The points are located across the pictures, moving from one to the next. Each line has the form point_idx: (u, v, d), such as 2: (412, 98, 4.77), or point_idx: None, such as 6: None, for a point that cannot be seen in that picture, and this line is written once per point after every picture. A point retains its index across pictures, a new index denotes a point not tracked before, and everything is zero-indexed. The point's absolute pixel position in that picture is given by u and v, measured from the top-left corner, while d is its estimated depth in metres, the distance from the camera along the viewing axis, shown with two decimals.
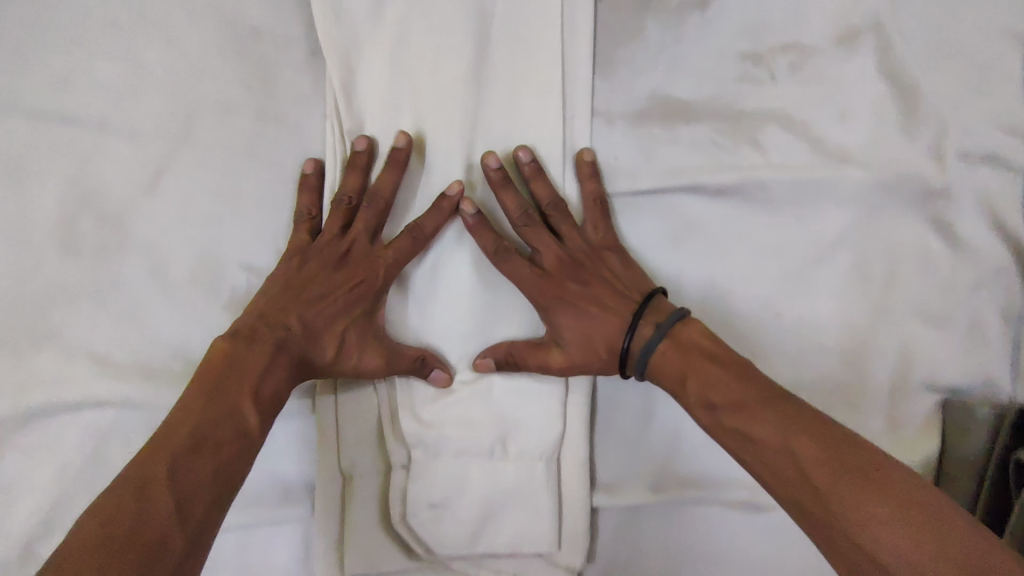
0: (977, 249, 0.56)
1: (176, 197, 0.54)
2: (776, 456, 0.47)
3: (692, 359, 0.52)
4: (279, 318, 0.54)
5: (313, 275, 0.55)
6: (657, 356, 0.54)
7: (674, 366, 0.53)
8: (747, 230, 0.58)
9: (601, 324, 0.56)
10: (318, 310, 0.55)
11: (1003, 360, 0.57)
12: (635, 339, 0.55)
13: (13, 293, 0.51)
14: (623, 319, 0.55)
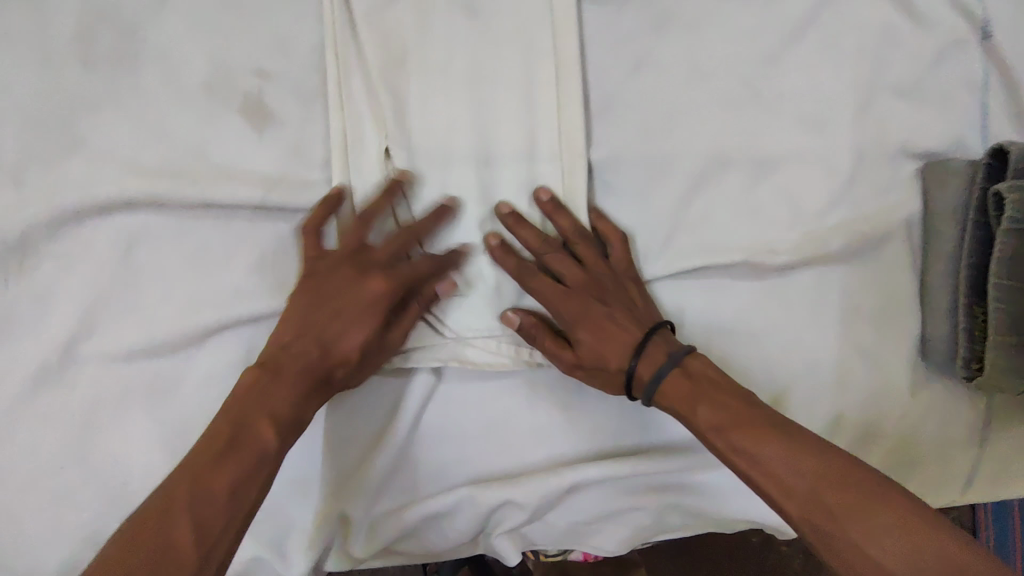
0: (933, 21, 0.64)
1: (183, 7, 0.56)
2: (785, 473, 0.47)
3: (686, 399, 0.52)
4: (304, 347, 0.52)
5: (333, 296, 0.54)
6: (664, 389, 0.53)
7: (674, 399, 0.52)
8: (725, 13, 0.61)
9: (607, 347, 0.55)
10: (342, 328, 0.53)
11: (968, 124, 0.65)
12: (642, 366, 0.54)
13: (44, 107, 0.55)
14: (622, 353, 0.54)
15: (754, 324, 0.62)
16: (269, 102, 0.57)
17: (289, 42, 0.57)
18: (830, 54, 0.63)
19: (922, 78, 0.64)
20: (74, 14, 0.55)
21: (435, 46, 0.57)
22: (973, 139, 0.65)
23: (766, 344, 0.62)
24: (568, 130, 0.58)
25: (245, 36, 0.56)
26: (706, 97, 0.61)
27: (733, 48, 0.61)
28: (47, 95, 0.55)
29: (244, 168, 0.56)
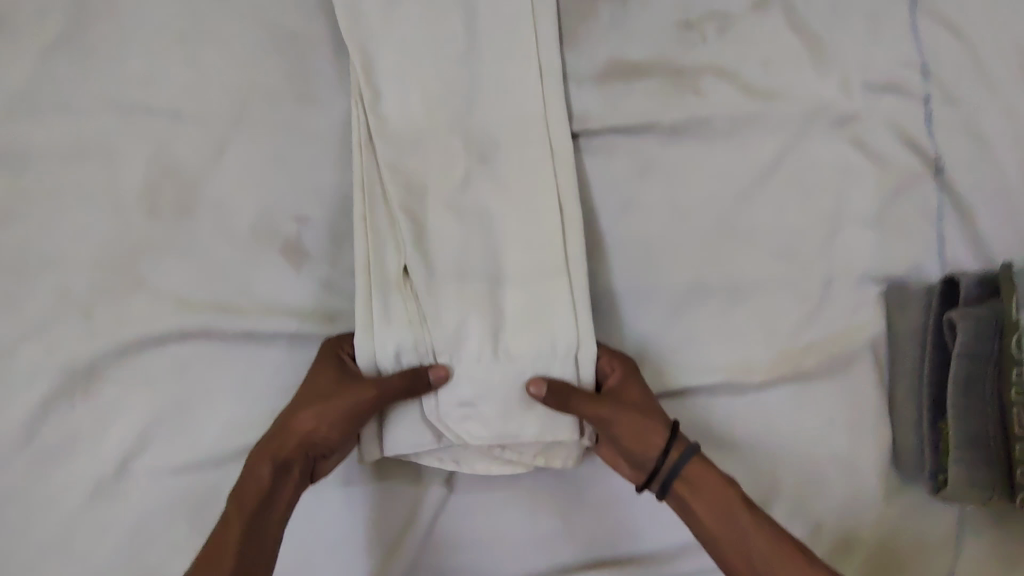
0: (889, 160, 0.73)
1: (235, 163, 0.65)
2: (795, 561, 0.57)
3: (710, 480, 0.61)
4: (280, 442, 0.60)
5: (310, 396, 0.60)
6: (687, 469, 0.62)
7: (699, 477, 0.61)
8: (703, 159, 0.70)
9: (651, 431, 0.62)
10: (311, 430, 0.60)
11: (925, 250, 0.72)
12: (674, 450, 0.62)
13: (111, 251, 0.63)
14: (663, 435, 0.62)
15: (736, 436, 0.68)
16: (306, 242, 0.66)
17: (326, 190, 0.67)
18: (798, 191, 0.71)
19: (882, 209, 0.72)
20: (142, 171, 0.64)
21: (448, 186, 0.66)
22: (931, 263, 0.72)
23: (746, 455, 0.68)
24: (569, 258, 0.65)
25: (288, 185, 0.66)
26: (688, 231, 0.69)
27: (711, 188, 0.70)
28: (115, 239, 0.63)
29: (283, 300, 0.65)
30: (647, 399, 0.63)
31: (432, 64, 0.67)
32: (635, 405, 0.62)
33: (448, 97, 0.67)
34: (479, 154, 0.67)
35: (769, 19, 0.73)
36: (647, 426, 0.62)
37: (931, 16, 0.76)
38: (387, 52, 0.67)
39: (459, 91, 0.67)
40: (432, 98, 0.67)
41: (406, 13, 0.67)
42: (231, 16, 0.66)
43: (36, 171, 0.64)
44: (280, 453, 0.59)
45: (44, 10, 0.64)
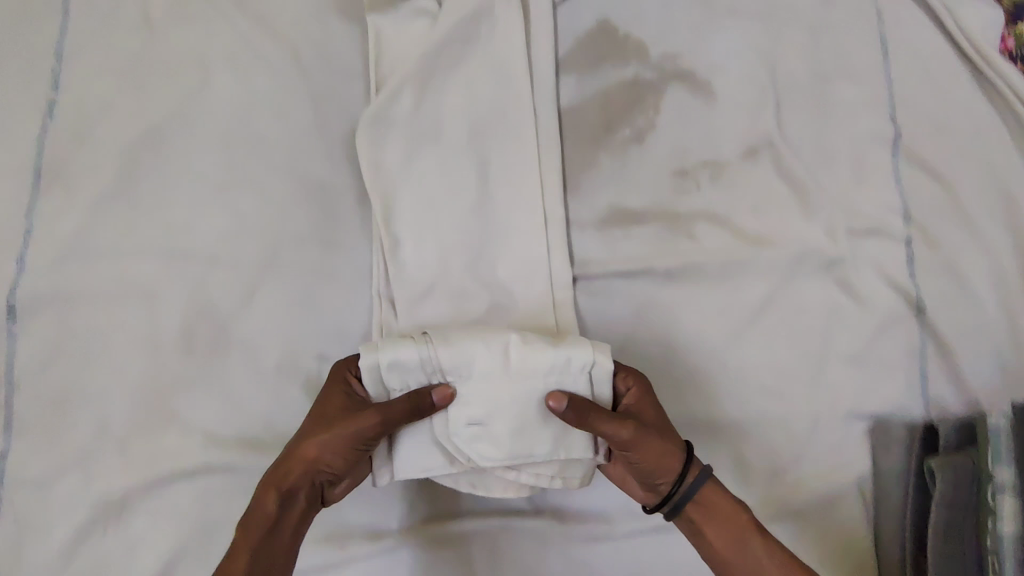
0: (875, 300, 0.77)
1: (265, 305, 0.71)
2: None
3: (721, 502, 0.66)
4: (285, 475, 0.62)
5: (316, 424, 0.63)
6: (700, 492, 0.66)
7: (709, 506, 0.66)
8: (696, 300, 0.75)
9: (667, 461, 0.64)
10: (315, 463, 0.62)
11: (910, 388, 0.76)
12: (688, 479, 0.65)
13: (148, 387, 0.68)
14: (679, 457, 0.65)
15: None
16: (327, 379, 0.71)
17: (347, 330, 0.73)
18: (786, 330, 0.76)
19: (867, 349, 0.76)
20: (178, 312, 0.70)
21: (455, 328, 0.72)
22: (913, 400, 0.76)
23: None
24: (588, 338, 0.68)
25: (312, 326, 0.71)
26: (680, 370, 0.74)
27: (703, 328, 0.75)
28: (152, 377, 0.68)
29: None
30: (661, 423, 0.66)
31: (442, 213, 0.73)
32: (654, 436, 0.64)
33: (459, 244, 0.73)
34: (486, 298, 0.73)
35: (759, 168, 0.78)
36: (666, 456, 0.64)
37: (911, 164, 0.81)
38: (407, 202, 0.73)
39: (468, 237, 0.73)
40: (439, 243, 0.73)
41: (425, 166, 0.74)
42: (265, 166, 0.72)
43: (82, 314, 0.69)
44: (286, 485, 0.62)
45: (98, 166, 0.71)
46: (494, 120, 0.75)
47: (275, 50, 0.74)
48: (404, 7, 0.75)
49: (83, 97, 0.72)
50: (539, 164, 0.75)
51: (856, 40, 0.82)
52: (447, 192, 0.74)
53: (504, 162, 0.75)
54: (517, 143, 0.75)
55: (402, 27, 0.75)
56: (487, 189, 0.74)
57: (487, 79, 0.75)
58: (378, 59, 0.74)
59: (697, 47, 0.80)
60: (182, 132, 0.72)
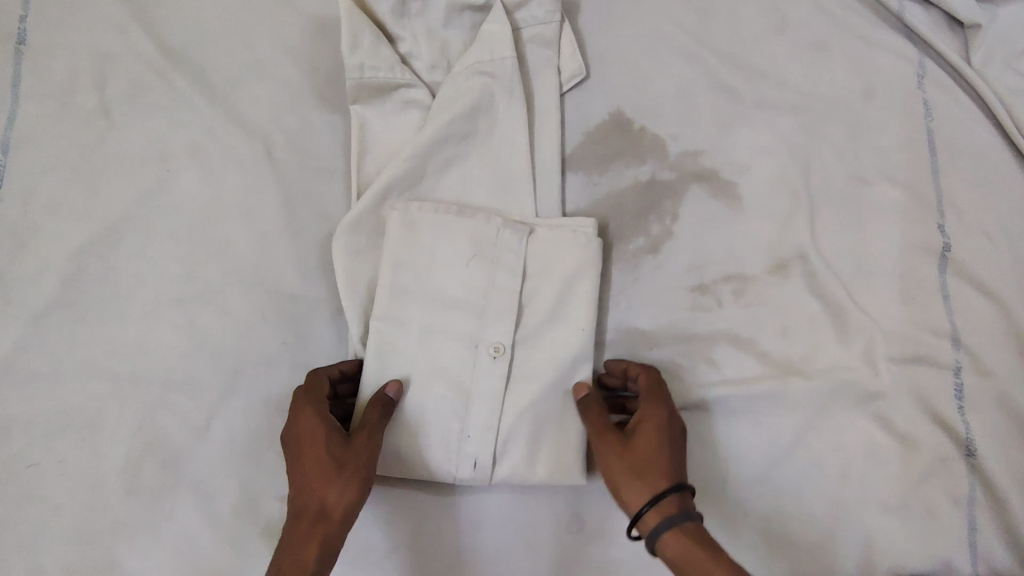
0: (918, 440, 0.67)
1: (223, 436, 0.63)
2: None
3: (693, 562, 0.51)
4: (306, 505, 0.54)
5: (323, 436, 0.55)
6: (664, 541, 0.53)
7: (675, 558, 0.52)
8: (712, 437, 0.67)
9: (633, 490, 0.56)
10: (342, 479, 0.53)
11: (959, 544, 0.66)
12: (656, 510, 0.54)
13: (84, 532, 0.60)
14: (645, 493, 0.55)
15: None
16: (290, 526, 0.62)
17: None
18: (817, 473, 0.66)
19: (908, 496, 0.67)
20: (124, 444, 0.62)
21: (445, 472, 0.62)
22: (963, 559, 0.66)
23: None
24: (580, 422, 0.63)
25: (275, 462, 0.63)
26: None
27: (720, 471, 0.66)
28: (88, 521, 0.60)
29: None
30: (656, 454, 0.56)
31: (433, 340, 0.62)
32: (644, 443, 0.57)
33: (452, 378, 0.62)
34: (483, 444, 0.62)
35: (788, 283, 0.70)
36: (631, 477, 0.56)
37: (963, 278, 0.72)
38: (399, 328, 0.62)
39: (464, 368, 0.62)
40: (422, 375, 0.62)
41: (419, 284, 0.62)
42: (231, 277, 0.65)
43: (12, 446, 0.61)
44: (309, 522, 0.53)
45: (41, 277, 0.64)
46: (498, 229, 0.63)
47: (248, 147, 0.67)
48: (391, 99, 0.67)
49: (31, 197, 0.65)
50: (548, 282, 0.64)
51: (896, 138, 0.74)
52: (440, 313, 0.62)
53: (507, 279, 0.63)
54: (523, 257, 0.64)
55: (391, 123, 0.68)
56: (486, 313, 0.62)
57: (483, 183, 0.67)
58: (360, 157, 0.66)
59: (718, 145, 0.72)
60: (141, 237, 0.65)
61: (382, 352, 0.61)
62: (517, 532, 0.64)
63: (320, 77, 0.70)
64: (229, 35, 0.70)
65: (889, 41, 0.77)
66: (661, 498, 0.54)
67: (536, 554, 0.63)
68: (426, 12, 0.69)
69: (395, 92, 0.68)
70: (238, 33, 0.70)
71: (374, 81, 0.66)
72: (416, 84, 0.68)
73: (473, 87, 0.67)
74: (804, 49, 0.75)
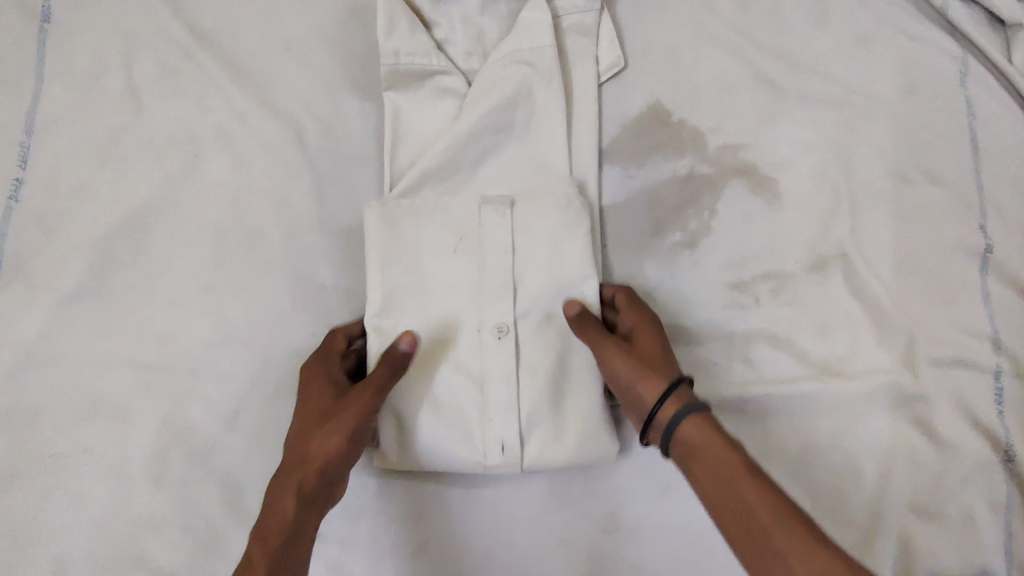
0: (956, 444, 0.66)
1: (251, 428, 0.61)
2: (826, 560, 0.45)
3: (717, 442, 0.52)
4: (290, 451, 0.54)
5: (318, 388, 0.56)
6: (684, 428, 0.53)
7: (696, 442, 0.52)
8: (750, 437, 0.65)
9: (644, 381, 0.55)
10: (324, 429, 0.53)
11: (998, 550, 0.65)
12: (671, 399, 0.54)
13: (110, 523, 0.59)
14: (658, 385, 0.54)
15: None
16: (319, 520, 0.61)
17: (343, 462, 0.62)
18: (854, 476, 0.65)
19: (946, 501, 0.66)
20: (150, 434, 0.60)
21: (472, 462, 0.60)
22: (1002, 566, 0.64)
23: None
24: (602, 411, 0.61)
25: None
26: None
27: None
28: (114, 512, 0.59)
29: None
30: (659, 350, 0.57)
31: (444, 321, 0.61)
32: (648, 342, 0.58)
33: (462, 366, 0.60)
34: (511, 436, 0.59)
35: (828, 282, 0.68)
36: (643, 369, 0.55)
37: (1005, 281, 0.70)
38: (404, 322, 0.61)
39: (471, 353, 0.60)
40: (431, 359, 0.60)
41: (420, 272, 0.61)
42: (262, 266, 0.64)
43: (36, 434, 0.60)
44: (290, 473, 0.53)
45: (67, 262, 0.62)
46: (479, 207, 0.62)
47: (278, 132, 0.65)
48: (425, 87, 0.65)
49: (55, 181, 0.64)
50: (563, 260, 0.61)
51: (938, 137, 0.73)
52: (438, 294, 0.61)
53: (498, 257, 0.61)
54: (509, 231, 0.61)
55: (423, 111, 0.65)
56: (487, 291, 0.60)
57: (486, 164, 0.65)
58: (393, 147, 0.64)
59: (757, 140, 0.70)
60: (169, 222, 0.63)
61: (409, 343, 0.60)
62: (548, 530, 0.63)
63: (353, 62, 0.68)
64: (259, 18, 0.68)
65: (931, 37, 0.75)
66: (676, 386, 0.54)
67: (568, 555, 0.63)
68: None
69: (429, 80, 0.66)
70: (269, 16, 0.69)
71: (409, 67, 0.64)
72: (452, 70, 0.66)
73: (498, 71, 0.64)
74: (845, 44, 0.74)
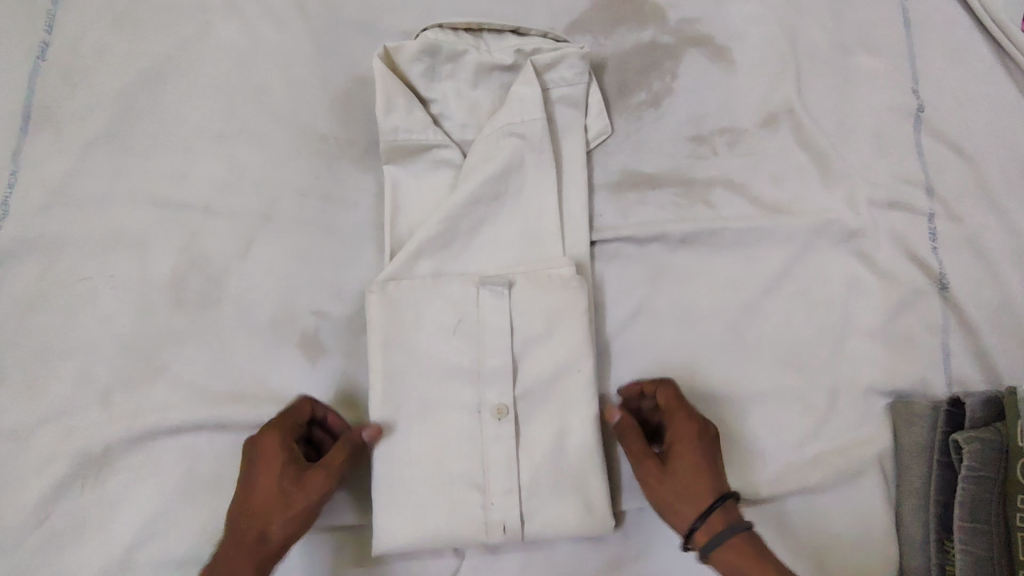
0: (896, 275, 0.74)
1: (260, 258, 0.68)
2: None
3: (747, 549, 0.57)
4: (253, 466, 0.58)
5: (288, 424, 0.60)
6: (717, 551, 0.58)
7: (735, 564, 0.57)
8: (710, 268, 0.73)
9: (685, 505, 0.60)
10: (290, 474, 0.57)
11: (934, 365, 0.72)
12: (714, 515, 0.59)
13: (136, 337, 0.65)
14: (699, 509, 0.59)
15: None
16: (323, 339, 0.67)
17: (344, 290, 0.68)
18: (805, 302, 0.73)
19: (888, 324, 0.73)
20: (171, 262, 0.67)
21: (468, 402, 0.65)
22: (939, 380, 0.72)
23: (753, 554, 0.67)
24: (574, 312, 0.66)
25: (309, 280, 0.68)
26: (693, 339, 0.71)
27: (719, 296, 0.72)
28: (137, 330, 0.65)
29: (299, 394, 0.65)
30: (698, 466, 0.60)
31: (443, 251, 0.68)
32: (684, 460, 0.60)
33: (456, 304, 0.66)
34: (502, 349, 0.65)
35: (778, 136, 0.76)
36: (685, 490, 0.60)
37: (936, 138, 0.79)
38: (405, 295, 0.66)
39: (468, 298, 0.66)
40: (427, 215, 0.69)
41: (422, 254, 0.67)
42: (269, 118, 0.71)
43: (67, 262, 0.66)
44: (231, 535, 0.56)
45: (91, 113, 0.69)
46: (477, 288, 0.66)
47: (283, 2, 0.73)
48: (424, 159, 0.70)
49: (80, 43, 0.70)
50: (535, 127, 0.70)
51: (875, 16, 0.81)
52: (438, 290, 0.66)
53: (489, 243, 0.69)
54: (497, 202, 0.69)
55: (423, 180, 0.71)
56: (485, 303, 0.65)
57: (463, 108, 0.72)
58: (394, 216, 0.68)
59: (713, 14, 0.78)
60: (185, 80, 0.70)
61: (408, 210, 0.69)
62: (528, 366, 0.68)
63: None
64: None
65: None
66: (714, 511, 0.59)
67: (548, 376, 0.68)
68: (455, 74, 0.71)
69: (427, 153, 0.71)
70: None
71: (407, 142, 0.69)
72: (450, 110, 0.72)
73: (466, 40, 0.71)
74: None
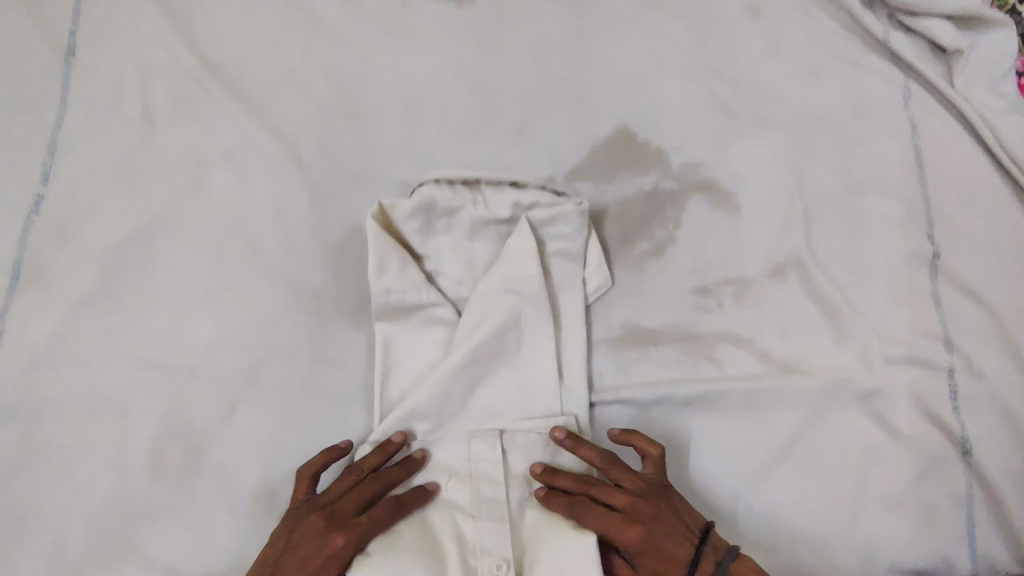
0: (913, 438, 0.70)
1: (246, 422, 0.65)
2: None
3: None
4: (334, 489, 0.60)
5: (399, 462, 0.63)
6: None
7: None
8: (715, 432, 0.69)
9: (672, 549, 0.59)
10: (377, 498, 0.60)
11: (956, 541, 0.68)
12: (707, 553, 0.59)
13: (112, 511, 0.63)
14: (689, 549, 0.59)
15: None
16: None
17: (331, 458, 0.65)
18: (817, 469, 0.69)
19: (906, 493, 0.69)
20: (153, 427, 0.65)
21: None
22: (962, 557, 0.67)
23: None
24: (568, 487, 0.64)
25: (294, 446, 0.65)
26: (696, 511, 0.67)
27: (725, 464, 0.68)
28: (116, 502, 0.63)
29: None
30: (659, 507, 0.59)
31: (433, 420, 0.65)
32: (651, 501, 0.60)
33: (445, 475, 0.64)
34: None
35: (787, 286, 0.73)
36: (662, 535, 0.59)
37: (954, 285, 0.75)
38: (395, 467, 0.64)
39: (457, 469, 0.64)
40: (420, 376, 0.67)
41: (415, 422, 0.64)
42: (258, 272, 0.69)
43: (46, 429, 0.64)
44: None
45: (80, 267, 0.67)
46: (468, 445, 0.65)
47: (278, 152, 0.72)
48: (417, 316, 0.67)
49: (72, 195, 0.69)
50: (533, 287, 0.68)
51: (887, 154, 0.79)
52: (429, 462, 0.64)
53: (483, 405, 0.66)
54: (493, 362, 0.66)
55: (416, 337, 0.68)
56: (474, 478, 0.63)
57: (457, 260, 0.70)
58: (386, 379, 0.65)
59: (718, 157, 0.76)
60: (175, 234, 0.69)
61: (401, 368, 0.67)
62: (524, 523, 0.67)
63: (346, 88, 0.74)
64: (261, 49, 0.75)
65: (877, 65, 0.82)
66: (702, 557, 0.59)
67: None
68: (451, 229, 0.69)
69: (420, 309, 0.68)
70: (271, 47, 0.75)
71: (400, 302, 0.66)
72: (445, 267, 0.70)
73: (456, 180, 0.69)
74: (796, 72, 0.80)
